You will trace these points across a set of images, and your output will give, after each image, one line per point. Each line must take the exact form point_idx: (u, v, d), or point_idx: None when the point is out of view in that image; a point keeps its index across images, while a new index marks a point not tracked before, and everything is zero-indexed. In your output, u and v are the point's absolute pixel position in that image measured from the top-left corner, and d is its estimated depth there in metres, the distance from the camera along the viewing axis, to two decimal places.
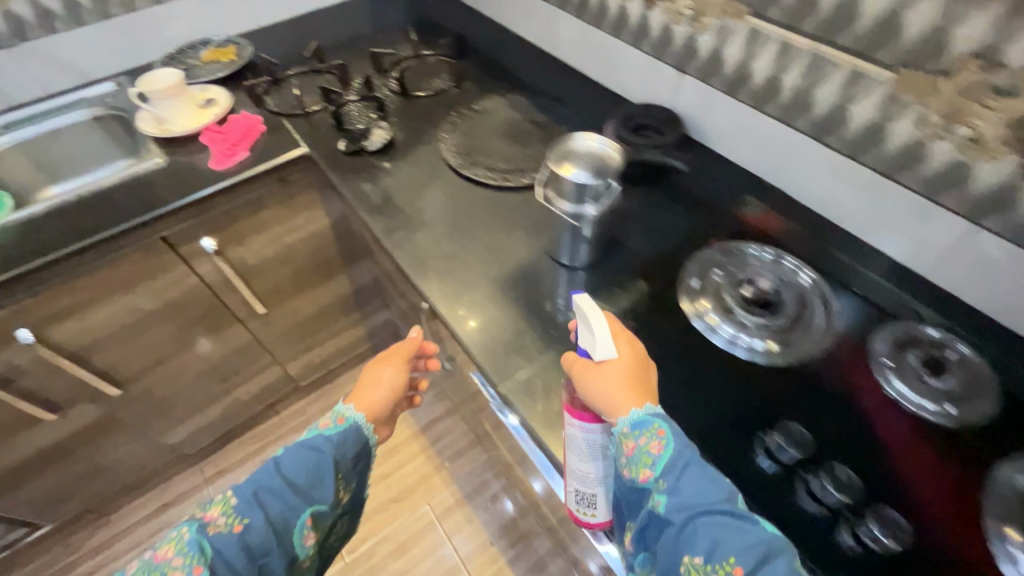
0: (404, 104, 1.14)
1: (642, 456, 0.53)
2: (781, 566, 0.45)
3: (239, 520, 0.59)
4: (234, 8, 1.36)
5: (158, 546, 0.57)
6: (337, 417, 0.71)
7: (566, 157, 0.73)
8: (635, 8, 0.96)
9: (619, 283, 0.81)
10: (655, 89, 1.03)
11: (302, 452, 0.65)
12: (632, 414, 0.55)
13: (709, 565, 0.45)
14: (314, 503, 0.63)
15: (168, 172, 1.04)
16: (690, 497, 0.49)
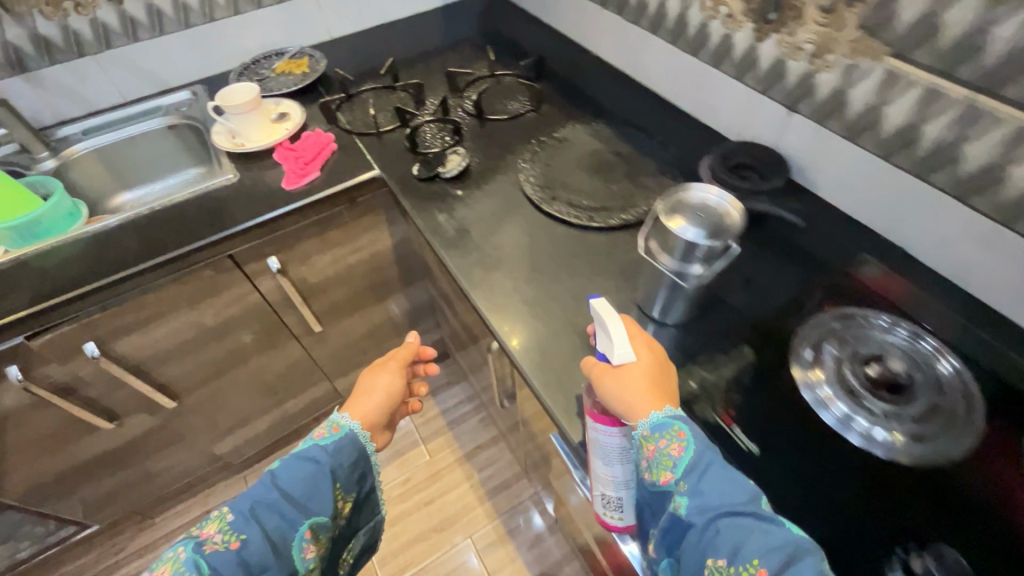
0: (480, 127, 1.09)
1: (662, 459, 0.55)
2: (806, 567, 0.45)
3: (234, 538, 0.60)
4: (309, 19, 1.35)
5: (156, 564, 0.58)
6: (332, 426, 0.72)
7: (677, 209, 0.67)
8: (744, 39, 0.89)
9: (720, 347, 0.73)
10: (757, 125, 0.94)
11: (296, 463, 0.66)
12: (652, 417, 0.57)
13: (732, 566, 0.47)
14: (312, 515, 0.64)
15: (239, 189, 1.02)
16: (712, 498, 0.51)
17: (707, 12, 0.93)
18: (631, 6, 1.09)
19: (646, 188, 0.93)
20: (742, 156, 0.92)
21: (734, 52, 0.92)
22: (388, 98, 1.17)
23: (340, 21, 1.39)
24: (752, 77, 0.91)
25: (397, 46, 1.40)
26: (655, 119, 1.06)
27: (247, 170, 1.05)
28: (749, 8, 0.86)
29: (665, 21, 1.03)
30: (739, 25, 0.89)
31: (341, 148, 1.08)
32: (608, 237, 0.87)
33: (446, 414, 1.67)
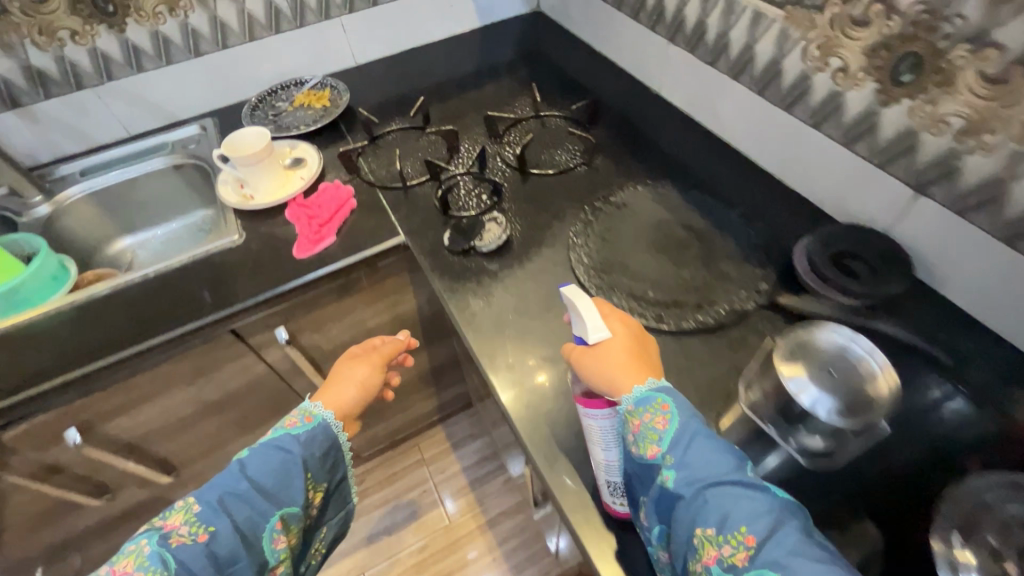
0: (523, 184, 0.93)
1: (647, 433, 0.52)
2: (794, 531, 0.45)
3: (201, 529, 0.55)
4: (332, 43, 1.21)
5: (116, 559, 0.54)
6: (304, 415, 0.67)
7: (805, 356, 0.51)
8: (860, 101, 0.72)
9: (835, 522, 0.56)
10: (869, 203, 0.76)
11: (265, 451, 0.62)
12: (635, 392, 0.54)
13: (721, 536, 0.45)
14: (282, 503, 0.59)
15: (245, 252, 0.89)
16: (699, 469, 0.49)
17: (810, 62, 0.76)
18: (708, 44, 0.91)
19: (725, 277, 0.76)
20: (844, 245, 0.75)
21: (845, 113, 0.74)
22: (418, 144, 1.03)
23: (367, 46, 1.25)
24: (867, 146, 0.74)
25: (430, 74, 1.25)
26: (733, 182, 0.89)
27: (254, 228, 0.92)
28: (871, 64, 0.68)
29: (751, 67, 0.85)
30: (855, 82, 0.71)
31: (363, 203, 0.94)
32: (682, 343, 0.71)
33: (469, 472, 1.53)
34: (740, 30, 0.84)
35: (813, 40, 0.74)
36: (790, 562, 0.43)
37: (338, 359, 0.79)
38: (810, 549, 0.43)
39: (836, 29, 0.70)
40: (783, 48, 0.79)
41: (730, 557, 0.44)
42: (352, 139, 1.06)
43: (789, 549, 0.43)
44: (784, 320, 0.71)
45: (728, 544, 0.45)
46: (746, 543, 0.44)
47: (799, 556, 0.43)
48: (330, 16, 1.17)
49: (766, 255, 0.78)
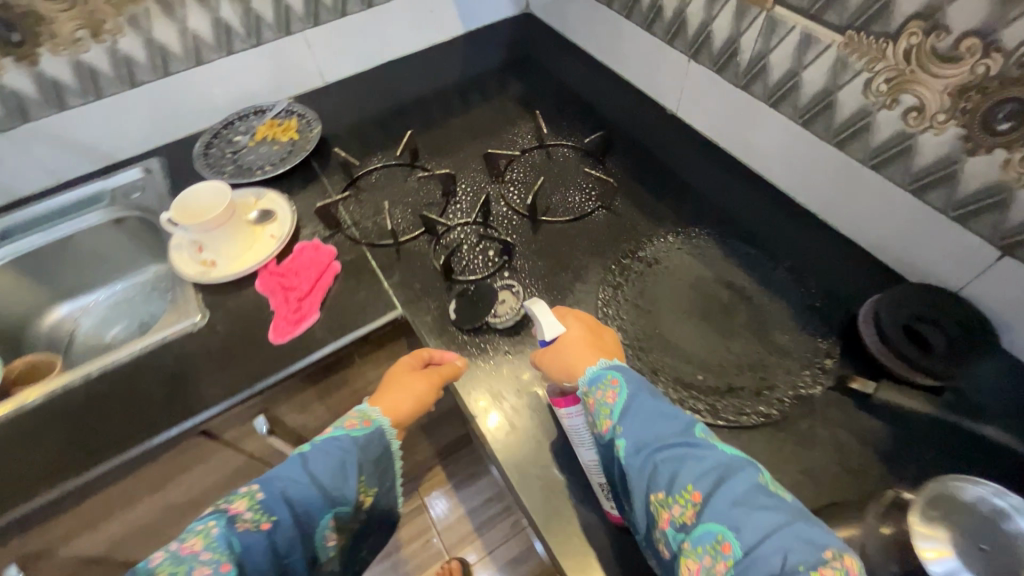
0: (535, 236, 0.81)
1: (600, 410, 0.55)
2: (740, 482, 0.46)
3: (266, 516, 0.51)
4: (296, 61, 1.04)
5: (185, 536, 0.49)
6: (363, 418, 0.60)
7: (956, 520, 0.42)
8: (938, 145, 0.61)
9: None
10: (939, 259, 0.67)
11: (327, 450, 0.56)
12: (587, 372, 0.57)
13: (671, 497, 0.47)
14: (338, 502, 0.55)
15: (209, 337, 0.74)
16: (647, 436, 0.51)
17: (872, 97, 0.65)
18: (741, 66, 0.79)
19: (783, 352, 0.66)
20: (919, 308, 0.64)
21: (915, 158, 0.64)
22: (408, 186, 0.88)
23: (336, 62, 1.08)
24: (942, 196, 0.64)
25: (412, 92, 1.10)
26: (775, 229, 0.79)
27: (219, 305, 0.77)
28: (956, 106, 0.58)
29: (795, 95, 0.74)
30: (931, 124, 0.61)
31: (348, 266, 0.80)
32: (745, 442, 0.60)
33: (473, 516, 1.43)
34: (782, 54, 0.73)
35: (879, 72, 0.63)
36: (735, 512, 0.44)
37: (393, 366, 0.68)
38: (752, 495, 0.45)
39: (911, 62, 0.59)
40: (838, 78, 0.68)
41: (681, 517, 0.46)
42: (328, 182, 0.91)
43: (734, 499, 0.45)
44: (854, 404, 0.62)
45: (677, 503, 0.47)
46: (693, 500, 0.46)
47: (744, 505, 0.45)
48: (291, 31, 1.00)
49: (825, 321, 0.68)
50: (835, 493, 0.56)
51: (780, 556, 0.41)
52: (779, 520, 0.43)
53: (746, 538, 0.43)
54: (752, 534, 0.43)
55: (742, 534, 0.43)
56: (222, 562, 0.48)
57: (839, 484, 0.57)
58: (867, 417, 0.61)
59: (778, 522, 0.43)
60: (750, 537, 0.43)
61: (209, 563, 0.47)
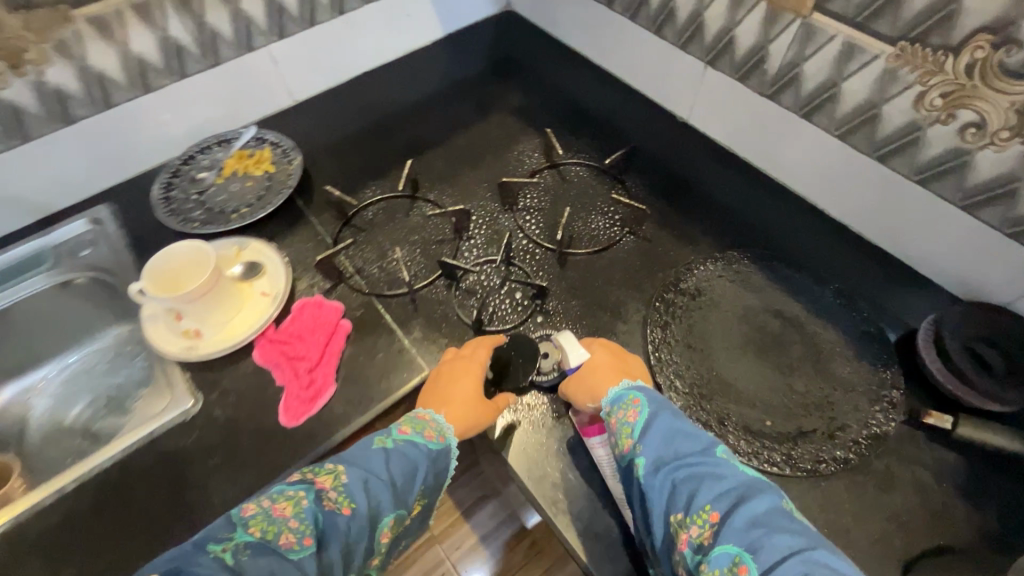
0: (564, 272, 0.74)
1: (620, 429, 0.53)
2: (760, 504, 0.45)
3: (347, 501, 0.48)
4: (260, 80, 0.91)
5: (275, 496, 0.48)
6: (437, 433, 0.56)
7: None
8: (998, 162, 0.58)
9: None
10: (991, 274, 0.65)
11: (406, 450, 0.53)
12: (609, 393, 0.56)
13: (689, 517, 0.45)
14: (404, 504, 0.51)
15: (207, 426, 0.63)
16: (667, 456, 0.49)
17: (924, 111, 0.61)
18: (767, 74, 0.74)
19: (848, 385, 0.62)
20: (976, 329, 0.63)
21: (969, 174, 0.61)
22: (412, 223, 0.79)
23: (305, 78, 0.95)
24: (997, 214, 0.61)
25: (395, 107, 0.98)
26: (812, 247, 0.75)
27: (215, 384, 0.66)
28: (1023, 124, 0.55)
29: (832, 107, 0.70)
30: (991, 141, 0.58)
31: (358, 322, 0.70)
32: (828, 491, 0.57)
33: (487, 543, 1.32)
34: (818, 64, 0.68)
35: (933, 86, 0.59)
36: (754, 533, 0.43)
37: (466, 382, 0.61)
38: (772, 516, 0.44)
39: (973, 77, 0.56)
40: (884, 91, 0.64)
41: (698, 537, 0.44)
42: (318, 222, 0.80)
43: (753, 520, 0.44)
44: (930, 439, 0.59)
45: (695, 524, 0.45)
46: (711, 520, 0.44)
47: (763, 527, 0.43)
48: (252, 47, 0.86)
49: (884, 346, 0.65)
50: (928, 540, 0.54)
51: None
52: (798, 543, 0.42)
53: (765, 560, 0.41)
54: (771, 555, 0.41)
55: (760, 556, 0.41)
56: (306, 536, 0.45)
57: (931, 529, 0.54)
58: (943, 450, 0.58)
59: (797, 545, 0.42)
60: (769, 559, 0.41)
61: (294, 533, 0.45)
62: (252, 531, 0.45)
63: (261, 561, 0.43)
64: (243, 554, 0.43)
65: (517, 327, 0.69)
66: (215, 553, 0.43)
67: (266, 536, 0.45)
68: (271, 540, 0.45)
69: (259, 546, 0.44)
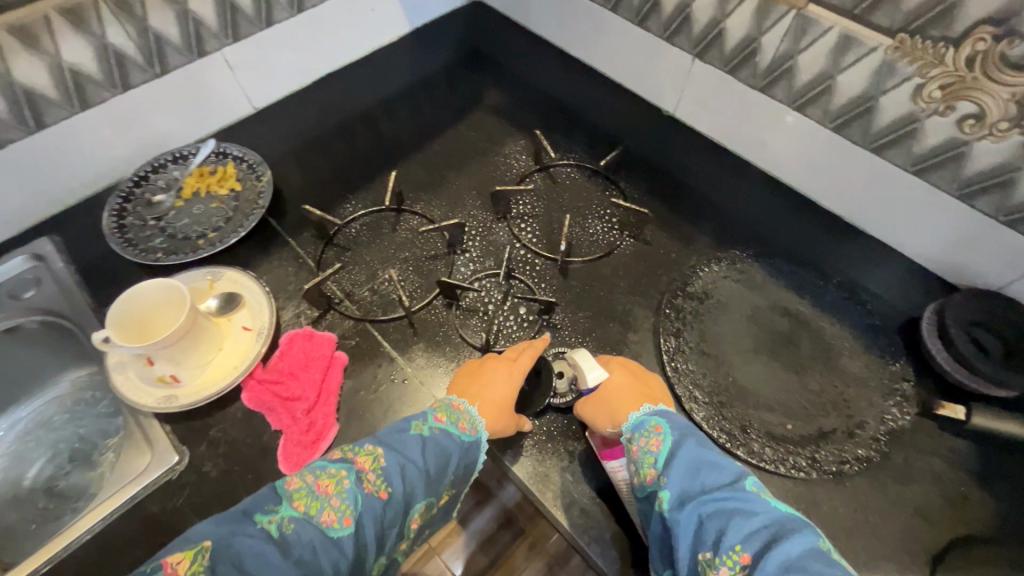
0: (566, 282, 0.71)
1: (642, 458, 0.51)
2: (794, 544, 0.42)
3: (385, 485, 0.47)
4: (214, 87, 0.82)
5: (319, 474, 0.47)
6: (468, 425, 0.54)
7: None
8: (996, 152, 0.59)
9: None
10: (984, 261, 0.66)
11: (442, 440, 0.52)
12: (630, 418, 0.54)
13: (718, 557, 0.43)
14: (436, 492, 0.50)
15: (195, 485, 0.58)
16: (693, 489, 0.47)
17: (923, 103, 0.61)
18: (759, 67, 0.72)
19: (860, 381, 0.63)
20: (974, 313, 0.63)
21: (966, 164, 0.62)
22: (400, 239, 0.74)
23: (264, 82, 0.87)
24: (993, 202, 0.62)
25: (365, 110, 0.91)
26: (810, 242, 0.75)
27: (202, 435, 0.60)
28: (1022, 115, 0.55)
29: (827, 100, 0.68)
30: (990, 132, 0.58)
31: (355, 352, 0.65)
32: (852, 491, 0.57)
33: None
34: (813, 56, 0.67)
35: (933, 78, 0.59)
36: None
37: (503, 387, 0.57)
38: (807, 558, 0.41)
39: (974, 69, 0.56)
40: (881, 83, 0.63)
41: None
42: (296, 244, 0.74)
43: (787, 564, 0.41)
44: (941, 429, 0.60)
45: (725, 566, 0.43)
46: (742, 563, 0.42)
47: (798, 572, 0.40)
48: (202, 52, 0.78)
49: (889, 338, 0.66)
50: (951, 530, 0.55)
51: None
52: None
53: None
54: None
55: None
56: (346, 516, 0.45)
57: (953, 519, 0.55)
58: (955, 439, 0.60)
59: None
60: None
61: (335, 513, 0.45)
62: (296, 505, 0.45)
63: (304, 537, 0.43)
64: (288, 528, 0.43)
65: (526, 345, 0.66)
66: (262, 524, 0.43)
67: (309, 511, 0.44)
68: (314, 516, 0.44)
69: (303, 521, 0.44)
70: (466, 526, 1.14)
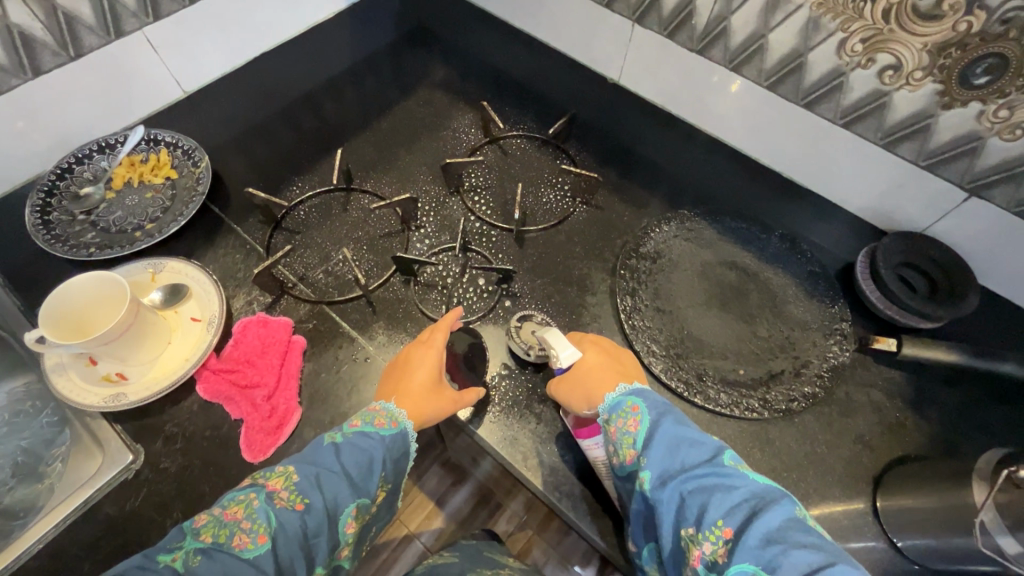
0: (523, 251, 0.72)
1: (622, 440, 0.51)
2: (775, 516, 0.42)
3: (300, 497, 0.45)
4: (136, 71, 0.77)
5: (225, 502, 0.45)
6: (390, 419, 0.52)
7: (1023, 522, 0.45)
8: (912, 99, 0.63)
9: None
10: (909, 205, 0.71)
11: (358, 441, 0.50)
12: (607, 400, 0.53)
13: (701, 533, 0.43)
14: (365, 492, 0.48)
15: (154, 482, 0.56)
16: (674, 468, 0.47)
17: (847, 57, 0.64)
18: (696, 30, 0.74)
19: (803, 325, 0.66)
20: (903, 255, 0.68)
21: (888, 114, 0.65)
22: (352, 218, 0.72)
23: (192, 64, 0.82)
24: (914, 148, 0.66)
25: (306, 91, 0.88)
26: (753, 199, 0.79)
27: (156, 431, 0.58)
28: (934, 63, 0.59)
29: (760, 59, 0.71)
30: (907, 81, 0.62)
31: (313, 335, 0.64)
32: (801, 427, 0.61)
33: None
34: (745, 15, 0.68)
35: (854, 32, 0.61)
36: (771, 550, 0.40)
37: (407, 376, 0.55)
38: (788, 530, 0.41)
39: (889, 21, 0.58)
40: (808, 39, 0.65)
41: (712, 555, 0.42)
42: (243, 230, 0.71)
43: (768, 535, 0.41)
44: (878, 362, 0.65)
45: (708, 541, 0.43)
46: (725, 537, 0.42)
47: (779, 543, 0.40)
48: (119, 32, 0.73)
49: (828, 283, 0.70)
50: (890, 454, 0.59)
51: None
52: (817, 559, 0.39)
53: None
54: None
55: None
56: (260, 535, 0.43)
57: (890, 443, 0.60)
58: (889, 370, 0.64)
59: (816, 561, 0.39)
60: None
61: (248, 534, 0.43)
62: (204, 537, 0.43)
63: (213, 566, 0.41)
64: (194, 561, 0.42)
65: (486, 315, 0.66)
66: (165, 563, 0.41)
67: (217, 540, 0.43)
68: (224, 543, 0.43)
69: (211, 550, 0.42)
70: (444, 506, 1.14)
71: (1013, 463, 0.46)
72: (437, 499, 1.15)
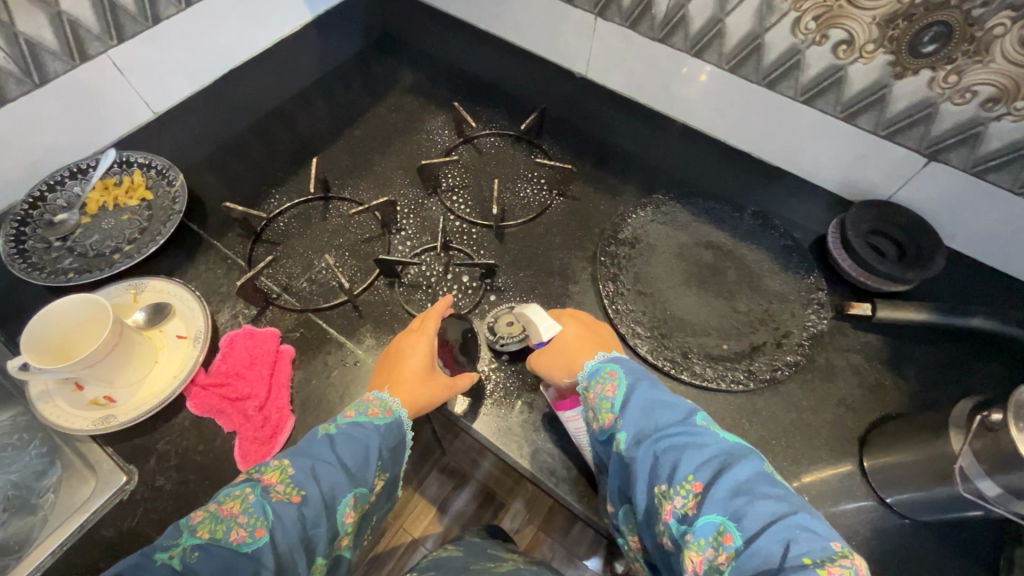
0: (504, 246, 0.73)
1: (601, 404, 0.51)
2: (742, 470, 0.43)
3: (297, 490, 0.46)
4: (102, 95, 0.77)
5: (221, 498, 0.45)
6: (385, 409, 0.52)
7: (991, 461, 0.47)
8: (866, 70, 0.65)
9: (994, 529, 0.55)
10: (872, 174, 0.74)
11: (352, 431, 0.50)
12: (585, 366, 0.54)
13: (672, 488, 0.44)
14: (363, 482, 0.48)
15: (150, 500, 0.55)
16: (649, 428, 0.48)
17: (802, 35, 0.66)
18: (656, 19, 0.75)
19: (781, 297, 0.68)
20: (871, 222, 0.70)
21: (846, 87, 0.68)
22: (331, 226, 0.73)
23: (160, 85, 0.82)
24: (873, 118, 0.68)
25: (278, 104, 0.88)
26: (722, 180, 0.81)
27: (149, 450, 0.58)
28: (883, 35, 0.61)
29: (720, 42, 0.72)
30: (860, 54, 0.64)
31: (301, 343, 0.64)
32: (786, 395, 0.63)
33: None
34: (701, 2, 0.70)
35: (806, 10, 0.64)
36: (737, 500, 0.41)
37: (403, 365, 0.56)
38: (755, 484, 0.43)
39: None
40: (764, 21, 0.68)
41: (682, 508, 0.43)
42: (223, 245, 0.71)
43: (736, 487, 0.42)
44: (854, 327, 0.67)
45: (678, 495, 0.44)
46: (694, 491, 0.43)
47: (745, 494, 0.42)
48: (83, 56, 0.72)
49: (802, 256, 0.72)
50: (872, 414, 0.61)
51: (781, 544, 0.39)
52: (780, 508, 0.41)
53: (749, 526, 0.40)
54: (755, 522, 0.40)
55: (745, 523, 0.40)
56: (258, 528, 0.43)
57: (869, 404, 0.62)
58: (864, 334, 0.67)
59: (780, 511, 0.40)
60: (753, 526, 0.40)
61: (246, 528, 0.43)
62: (200, 534, 0.43)
63: (212, 561, 0.41)
64: (192, 557, 0.42)
65: (472, 310, 0.67)
66: (163, 561, 0.41)
67: (214, 536, 0.43)
68: (221, 538, 0.43)
69: (209, 546, 0.42)
70: (447, 510, 1.14)
71: (986, 410, 0.48)
72: (440, 504, 1.15)
